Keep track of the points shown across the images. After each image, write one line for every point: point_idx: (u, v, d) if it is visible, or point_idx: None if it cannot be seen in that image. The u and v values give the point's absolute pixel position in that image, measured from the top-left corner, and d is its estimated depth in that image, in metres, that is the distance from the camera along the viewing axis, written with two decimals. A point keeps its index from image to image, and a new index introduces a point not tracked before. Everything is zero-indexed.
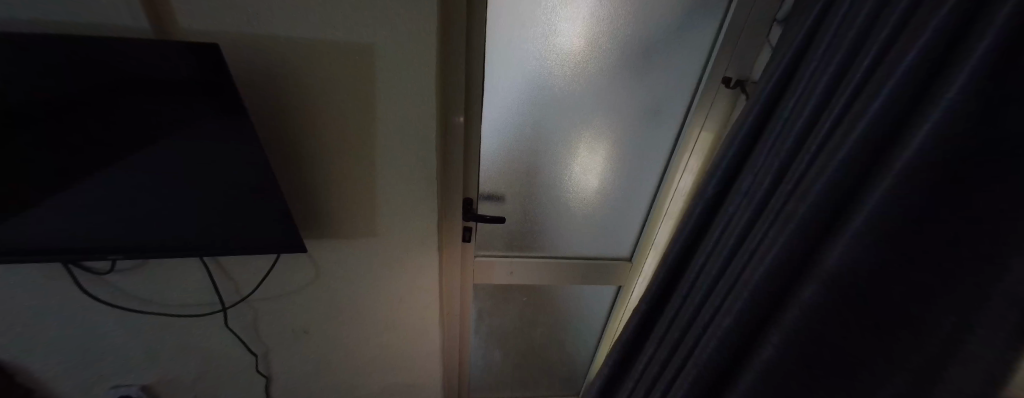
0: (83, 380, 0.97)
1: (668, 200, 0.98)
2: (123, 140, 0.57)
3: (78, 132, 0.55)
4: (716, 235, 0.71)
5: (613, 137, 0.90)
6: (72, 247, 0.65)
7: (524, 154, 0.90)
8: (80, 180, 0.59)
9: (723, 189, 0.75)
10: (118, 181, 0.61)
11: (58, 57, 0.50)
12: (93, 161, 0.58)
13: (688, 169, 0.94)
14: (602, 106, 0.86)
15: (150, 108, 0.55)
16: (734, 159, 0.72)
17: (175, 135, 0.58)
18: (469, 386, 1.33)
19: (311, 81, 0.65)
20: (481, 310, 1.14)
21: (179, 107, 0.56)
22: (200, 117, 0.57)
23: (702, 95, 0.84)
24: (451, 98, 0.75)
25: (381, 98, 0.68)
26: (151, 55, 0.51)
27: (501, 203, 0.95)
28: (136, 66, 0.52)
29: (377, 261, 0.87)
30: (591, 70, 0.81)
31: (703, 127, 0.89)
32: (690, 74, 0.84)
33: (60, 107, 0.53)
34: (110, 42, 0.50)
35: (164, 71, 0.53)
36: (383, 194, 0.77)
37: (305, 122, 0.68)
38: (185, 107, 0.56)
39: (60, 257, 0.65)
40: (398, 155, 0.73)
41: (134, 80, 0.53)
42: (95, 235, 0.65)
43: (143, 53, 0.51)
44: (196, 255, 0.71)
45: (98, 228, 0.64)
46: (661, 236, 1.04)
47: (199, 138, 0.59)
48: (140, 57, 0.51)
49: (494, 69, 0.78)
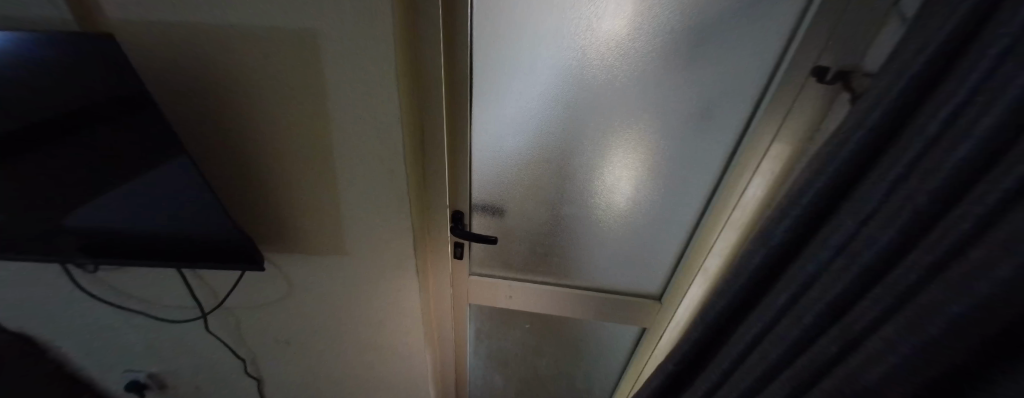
0: (98, 364, 1.02)
1: (714, 234, 0.73)
2: (107, 157, 0.54)
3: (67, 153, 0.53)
4: (780, 303, 0.49)
5: (646, 149, 0.69)
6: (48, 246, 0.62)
7: (525, 163, 0.73)
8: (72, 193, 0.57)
9: (802, 240, 0.50)
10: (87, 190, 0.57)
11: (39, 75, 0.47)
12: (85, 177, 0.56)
13: (744, 194, 0.68)
14: (631, 108, 0.65)
15: (125, 128, 0.51)
16: (827, 192, 0.46)
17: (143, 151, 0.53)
18: None
19: (246, 75, 0.52)
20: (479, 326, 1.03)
21: (148, 129, 0.51)
22: (162, 139, 0.52)
23: (778, 94, 0.59)
24: (428, 96, 0.60)
25: (331, 97, 0.53)
26: (98, 61, 0.46)
27: (501, 218, 0.81)
28: (90, 76, 0.47)
29: (350, 280, 0.76)
30: (611, 61, 0.61)
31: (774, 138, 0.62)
32: (762, 63, 0.58)
33: (56, 120, 0.51)
34: (65, 49, 0.45)
35: (115, 79, 0.47)
36: (347, 210, 0.65)
37: (246, 124, 0.57)
38: (142, 120, 0.50)
39: (31, 257, 0.63)
40: (358, 167, 0.59)
41: (94, 91, 0.48)
42: (62, 233, 0.61)
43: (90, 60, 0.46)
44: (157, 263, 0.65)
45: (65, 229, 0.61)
46: (700, 278, 0.79)
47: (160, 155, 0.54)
48: (107, 72, 0.47)
49: (481, 61, 0.62)
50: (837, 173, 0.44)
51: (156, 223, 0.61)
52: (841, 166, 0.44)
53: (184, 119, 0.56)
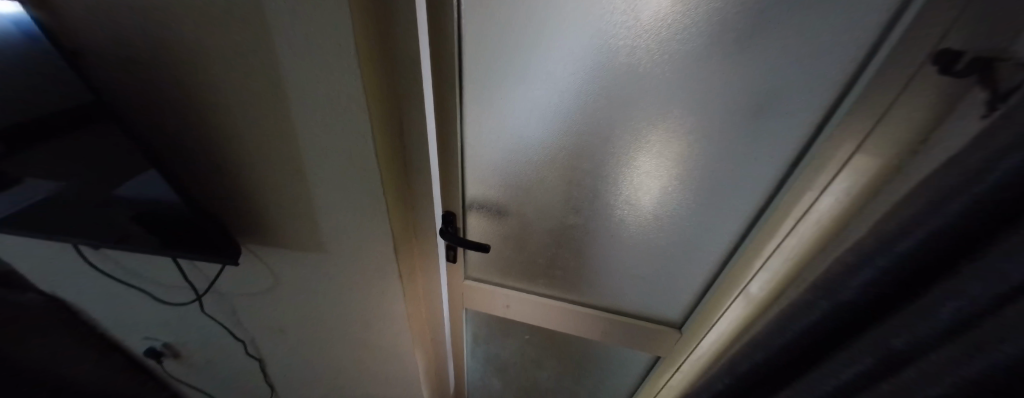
0: (118, 330, 1.05)
1: (756, 264, 0.58)
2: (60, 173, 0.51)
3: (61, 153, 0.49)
4: (842, 379, 0.36)
5: (676, 154, 0.55)
6: (45, 230, 0.57)
7: (527, 160, 0.62)
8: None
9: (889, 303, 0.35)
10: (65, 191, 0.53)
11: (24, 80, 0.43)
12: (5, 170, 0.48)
13: (803, 220, 0.52)
14: (661, 102, 0.51)
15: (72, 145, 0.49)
16: (948, 246, 0.31)
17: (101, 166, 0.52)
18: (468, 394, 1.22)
19: (193, 53, 0.45)
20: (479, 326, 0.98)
21: (102, 145, 0.49)
22: (121, 152, 0.51)
23: (870, 88, 0.42)
24: (404, 81, 0.49)
25: (286, 80, 0.45)
26: (28, 79, 0.43)
27: (502, 219, 0.72)
28: (25, 94, 0.44)
29: (333, 278, 0.71)
30: (639, 39, 0.47)
31: (858, 150, 0.45)
32: (852, 44, 0.42)
33: (55, 121, 0.46)
34: None
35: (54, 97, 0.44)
36: (322, 207, 0.58)
37: (202, 108, 0.50)
38: (94, 137, 0.48)
39: (34, 235, 0.57)
40: (327, 162, 0.52)
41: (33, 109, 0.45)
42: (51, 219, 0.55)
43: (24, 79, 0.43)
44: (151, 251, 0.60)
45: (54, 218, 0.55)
46: (729, 311, 0.65)
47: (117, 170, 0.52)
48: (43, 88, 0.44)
49: (472, 37, 0.50)
50: (967, 214, 0.29)
51: (146, 216, 0.58)
52: (974, 204, 0.29)
53: (136, 105, 0.51)
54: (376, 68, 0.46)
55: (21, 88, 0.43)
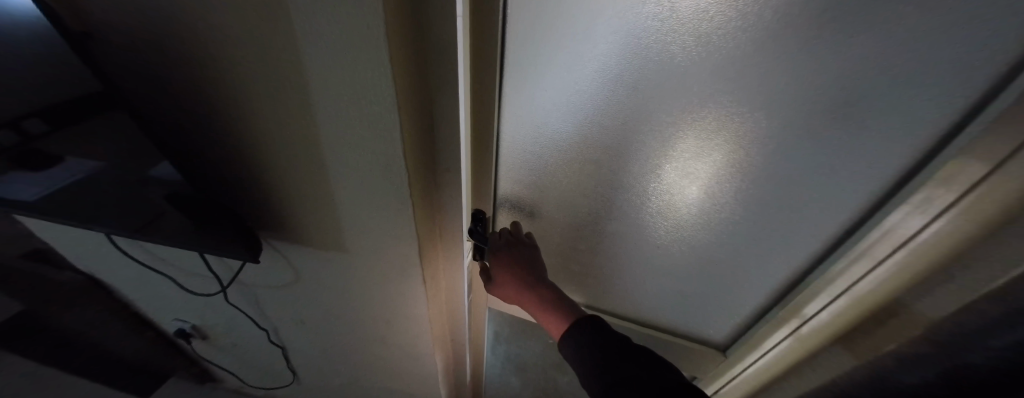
0: (148, 310, 1.07)
1: (829, 290, 0.51)
2: (83, 159, 0.48)
3: (87, 140, 0.46)
4: None
5: (744, 158, 0.48)
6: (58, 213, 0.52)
7: (564, 159, 0.56)
8: (17, 169, 0.46)
9: None
10: (82, 178, 0.49)
11: (42, 65, 0.39)
12: (38, 149, 0.45)
13: (899, 249, 0.44)
14: (734, 99, 0.43)
15: (94, 133, 0.46)
16: None
17: (122, 155, 0.49)
18: (486, 388, 1.21)
19: (213, 39, 0.41)
20: (505, 324, 0.95)
21: (122, 132, 0.47)
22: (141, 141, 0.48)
23: None
24: (439, 71, 0.43)
25: (312, 69, 0.40)
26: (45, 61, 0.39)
27: (535, 221, 0.67)
28: (43, 77, 0.40)
29: (357, 277, 0.68)
30: (724, 21, 0.39)
31: (1001, 171, 0.36)
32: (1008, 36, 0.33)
33: (78, 104, 0.43)
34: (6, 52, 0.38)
35: (72, 82, 0.41)
36: (347, 208, 0.55)
37: (223, 100, 0.46)
38: (112, 124, 0.46)
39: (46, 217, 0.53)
40: (354, 162, 0.48)
41: (57, 91, 0.41)
42: (62, 202, 0.51)
43: (40, 63, 0.39)
44: (164, 242, 0.56)
45: (67, 203, 0.51)
46: (788, 338, 0.58)
47: (135, 160, 0.50)
48: (63, 73, 0.40)
49: (518, 26, 0.45)
50: None
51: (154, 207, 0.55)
52: None
53: (144, 89, 0.48)
54: (409, 63, 0.41)
55: (39, 71, 0.39)
